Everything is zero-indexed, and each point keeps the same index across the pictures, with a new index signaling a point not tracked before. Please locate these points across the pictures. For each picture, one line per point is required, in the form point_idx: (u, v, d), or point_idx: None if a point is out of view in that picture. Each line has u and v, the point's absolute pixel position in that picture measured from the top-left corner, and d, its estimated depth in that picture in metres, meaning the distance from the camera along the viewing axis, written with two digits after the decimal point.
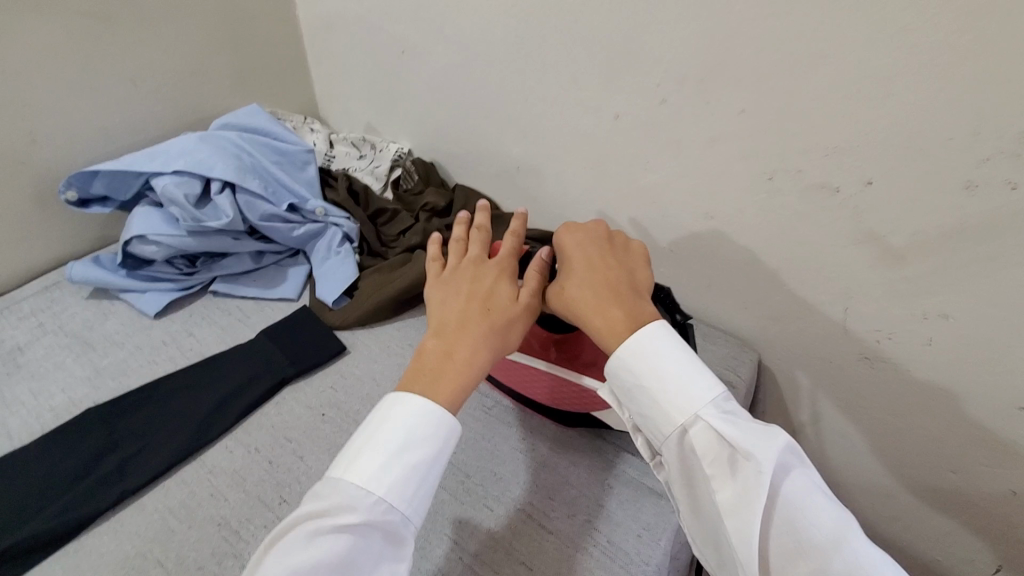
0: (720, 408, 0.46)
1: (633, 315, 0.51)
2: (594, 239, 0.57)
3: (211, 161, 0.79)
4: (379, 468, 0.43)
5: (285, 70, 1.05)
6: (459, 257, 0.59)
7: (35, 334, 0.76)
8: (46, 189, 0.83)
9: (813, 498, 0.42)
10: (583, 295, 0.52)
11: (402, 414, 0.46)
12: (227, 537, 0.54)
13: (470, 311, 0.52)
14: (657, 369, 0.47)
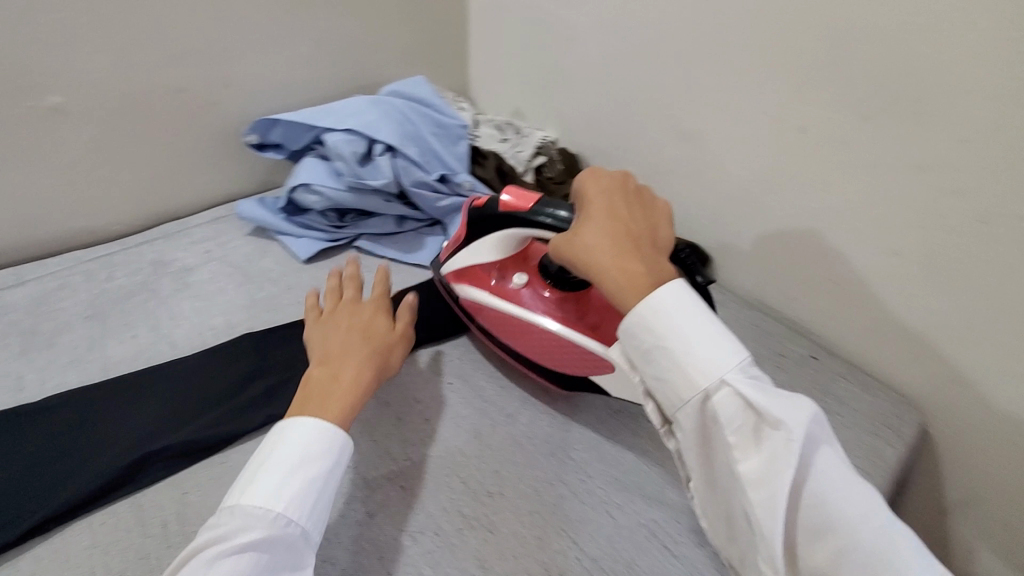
0: (743, 372, 0.45)
1: (652, 270, 0.50)
2: (615, 190, 0.56)
3: (378, 124, 0.82)
4: (276, 486, 0.45)
5: (447, 47, 1.08)
6: (335, 303, 0.63)
7: (204, 259, 0.84)
8: (231, 130, 0.90)
9: (841, 474, 0.42)
10: (602, 244, 0.52)
11: (295, 435, 0.48)
12: (354, 482, 0.55)
13: (351, 341, 0.57)
14: (681, 332, 0.46)
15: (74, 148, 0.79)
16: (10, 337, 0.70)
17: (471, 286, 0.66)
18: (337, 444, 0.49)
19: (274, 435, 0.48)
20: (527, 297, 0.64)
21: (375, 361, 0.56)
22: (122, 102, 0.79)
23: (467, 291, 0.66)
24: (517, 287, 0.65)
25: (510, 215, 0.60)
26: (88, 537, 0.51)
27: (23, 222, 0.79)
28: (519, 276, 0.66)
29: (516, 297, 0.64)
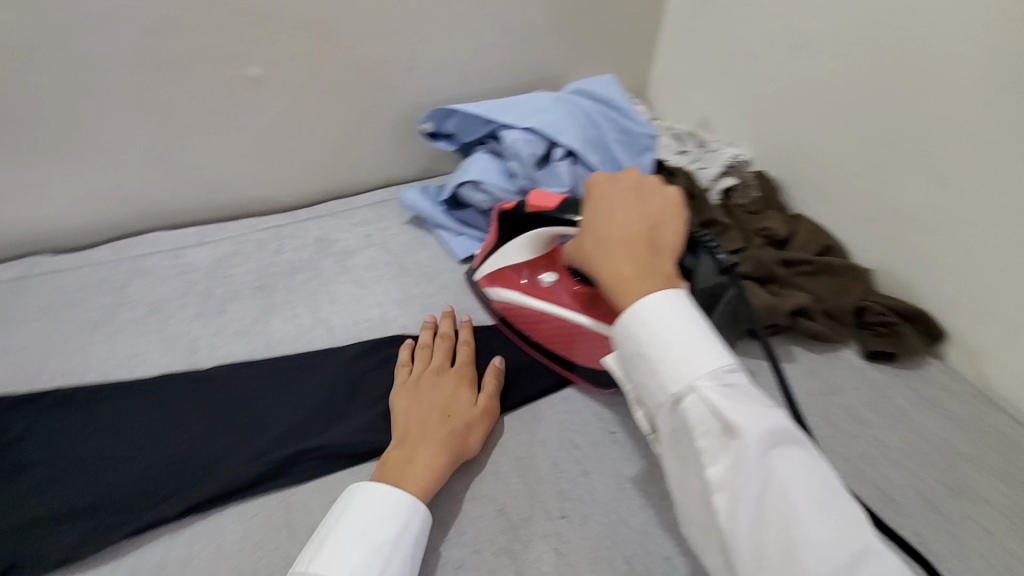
0: (717, 377, 0.41)
1: (644, 275, 0.47)
2: (618, 187, 0.54)
3: (562, 125, 0.75)
4: (353, 558, 0.43)
5: (634, 42, 0.98)
6: (423, 364, 0.59)
7: (364, 243, 0.83)
8: (405, 114, 0.88)
9: (806, 483, 0.38)
10: (598, 249, 0.50)
11: (367, 503, 0.46)
12: (505, 530, 0.50)
13: (428, 420, 0.53)
14: (666, 335, 0.43)
15: (265, 120, 0.80)
16: (189, 298, 0.73)
17: (502, 286, 0.66)
18: (413, 513, 0.47)
19: (344, 500, 0.47)
20: (557, 291, 0.64)
21: (452, 444, 0.52)
22: (315, 77, 0.79)
23: (499, 291, 0.66)
24: (547, 284, 0.64)
25: (538, 214, 0.62)
26: (240, 528, 0.50)
27: (211, 185, 0.82)
28: (549, 273, 0.65)
29: (547, 294, 0.64)
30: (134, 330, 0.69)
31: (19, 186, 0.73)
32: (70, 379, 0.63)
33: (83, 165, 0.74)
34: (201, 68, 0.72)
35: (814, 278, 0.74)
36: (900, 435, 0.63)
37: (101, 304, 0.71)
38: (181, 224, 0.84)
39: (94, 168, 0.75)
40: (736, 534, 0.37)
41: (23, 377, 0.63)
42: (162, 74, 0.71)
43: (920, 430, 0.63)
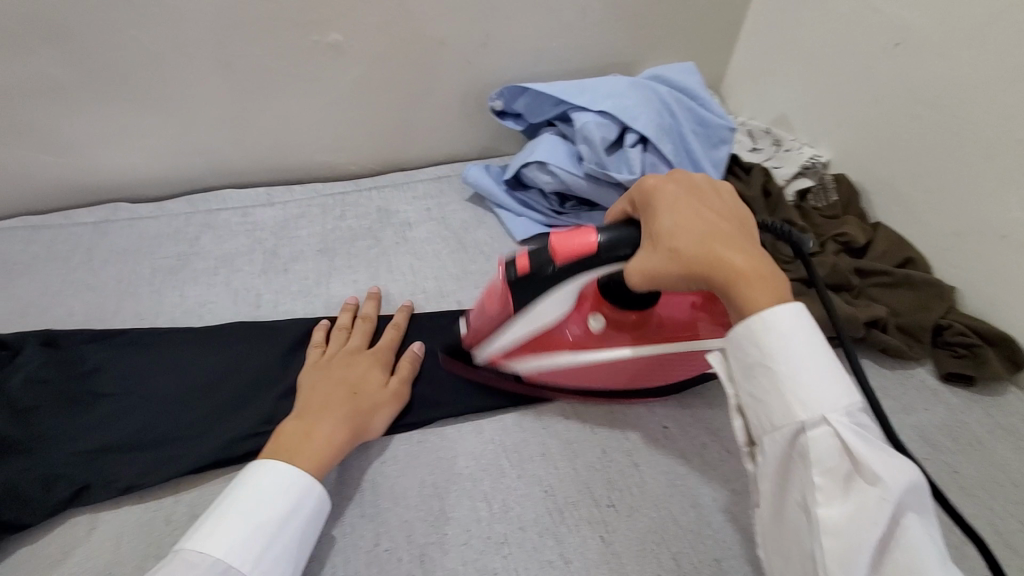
0: (850, 416, 0.40)
1: (768, 268, 0.45)
2: (681, 185, 0.49)
3: (636, 111, 0.73)
4: (241, 536, 0.41)
5: (715, 32, 0.94)
6: (339, 345, 0.58)
7: (423, 216, 0.83)
8: (476, 91, 0.87)
9: (924, 535, 0.37)
10: (712, 249, 0.44)
11: (265, 479, 0.44)
12: (551, 512, 0.49)
13: (335, 396, 0.51)
14: (800, 358, 0.41)
15: (339, 86, 0.80)
16: (255, 255, 0.75)
17: (540, 355, 0.54)
18: (308, 496, 0.45)
19: (240, 475, 0.45)
20: (609, 334, 0.54)
21: (354, 420, 0.50)
22: (391, 47, 0.79)
23: (536, 361, 0.54)
24: (597, 329, 0.54)
25: (578, 265, 0.47)
26: None
27: (282, 147, 0.84)
28: (594, 318, 0.54)
29: (597, 342, 0.54)
30: (203, 280, 0.71)
31: (106, 133, 0.76)
32: (143, 320, 0.66)
33: (166, 117, 0.76)
34: (283, 31, 0.73)
35: (890, 291, 0.70)
36: (972, 464, 0.59)
37: (174, 253, 0.74)
38: (251, 182, 0.87)
39: (175, 122, 0.77)
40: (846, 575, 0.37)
41: (99, 314, 0.67)
42: (247, 34, 0.72)
43: (996, 462, 0.59)
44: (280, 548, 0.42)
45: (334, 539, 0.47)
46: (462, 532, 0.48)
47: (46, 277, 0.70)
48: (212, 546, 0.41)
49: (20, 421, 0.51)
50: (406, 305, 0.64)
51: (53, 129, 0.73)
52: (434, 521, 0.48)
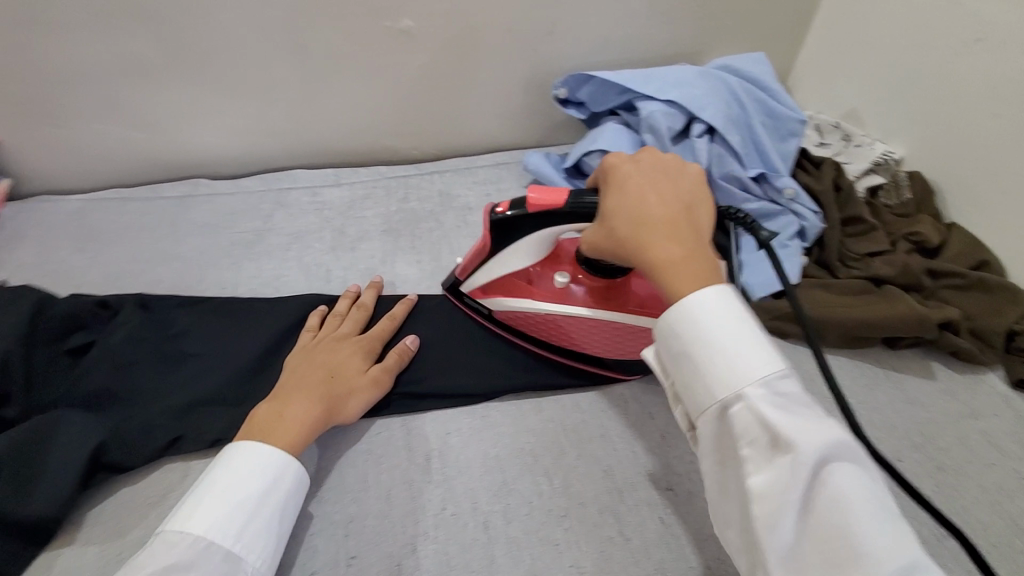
0: (768, 386, 0.39)
1: (686, 259, 0.44)
2: (642, 167, 0.50)
3: (705, 101, 0.73)
4: (225, 515, 0.43)
5: (786, 23, 0.92)
6: (332, 330, 0.59)
7: (483, 201, 0.85)
8: (539, 79, 0.88)
9: (860, 493, 0.36)
10: (636, 233, 0.46)
11: (243, 461, 0.45)
12: (610, 491, 0.50)
13: (313, 378, 0.52)
14: (715, 336, 0.41)
15: (409, 72, 0.83)
16: (325, 233, 0.79)
17: (508, 296, 0.59)
18: (286, 474, 0.46)
19: (216, 458, 0.46)
20: (573, 294, 0.57)
21: (326, 404, 0.50)
22: (460, 34, 0.80)
23: (504, 302, 0.59)
24: (561, 286, 0.58)
25: (546, 212, 0.52)
26: (366, 440, 0.54)
27: (350, 131, 0.87)
28: (563, 274, 0.58)
29: (559, 297, 0.57)
30: (277, 255, 0.75)
31: (191, 113, 0.80)
32: (224, 290, 0.71)
33: (245, 99, 0.80)
34: (360, 18, 0.76)
35: (963, 294, 0.68)
36: None
37: (250, 228, 0.79)
38: (320, 163, 0.90)
39: (254, 103, 0.81)
40: (779, 543, 0.36)
41: (185, 283, 0.71)
42: (325, 20, 0.75)
43: None
44: (263, 520, 0.44)
45: (404, 501, 0.49)
46: (523, 503, 0.50)
47: (136, 245, 0.75)
48: (193, 523, 0.42)
49: (120, 373, 0.55)
50: (410, 297, 0.63)
51: (145, 108, 0.78)
52: (497, 494, 0.50)
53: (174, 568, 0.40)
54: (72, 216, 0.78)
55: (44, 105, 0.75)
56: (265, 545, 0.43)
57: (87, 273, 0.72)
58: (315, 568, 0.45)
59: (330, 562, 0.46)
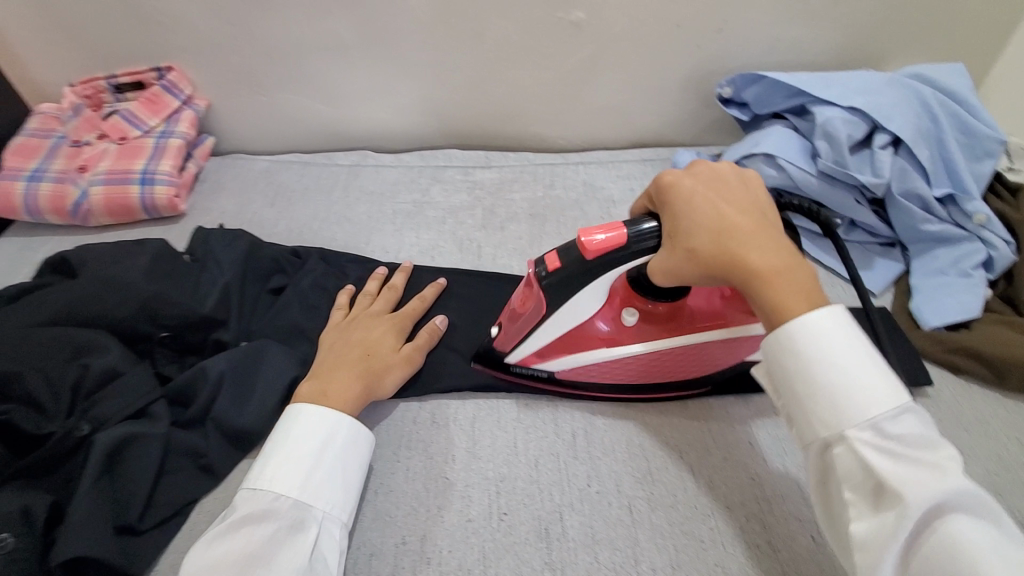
0: (880, 428, 0.38)
1: (788, 266, 0.42)
2: (703, 179, 0.48)
3: (891, 112, 0.70)
4: (291, 469, 0.46)
5: (987, 32, 0.83)
6: (364, 309, 0.61)
7: (627, 195, 0.85)
8: (698, 77, 0.86)
9: (977, 545, 0.34)
10: (726, 249, 0.43)
11: (299, 424, 0.48)
12: (759, 499, 0.50)
13: (348, 356, 0.54)
14: (826, 373, 0.40)
15: (570, 63, 0.84)
16: (476, 211, 0.83)
17: (573, 352, 0.55)
18: (339, 428, 0.49)
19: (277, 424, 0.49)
20: (640, 327, 0.55)
21: (367, 379, 0.53)
22: (626, 27, 0.81)
23: (571, 359, 0.55)
24: (630, 324, 0.55)
25: (603, 258, 0.48)
26: (515, 409, 0.57)
27: (505, 116, 0.91)
28: (628, 311, 0.55)
29: (626, 333, 0.55)
30: (433, 227, 0.81)
31: (368, 90, 0.88)
32: (386, 253, 0.77)
33: (417, 80, 0.86)
34: (534, 8, 0.78)
35: None
36: None
37: (410, 200, 0.85)
38: (472, 146, 0.95)
39: (424, 84, 0.87)
40: None
41: (354, 243, 0.79)
42: (500, 9, 0.79)
43: None
44: (327, 471, 0.47)
45: (552, 470, 0.52)
46: (668, 494, 0.50)
47: (314, 205, 0.84)
48: (260, 481, 0.46)
49: (307, 314, 0.62)
50: (438, 282, 0.65)
51: (330, 82, 0.87)
52: (642, 482, 0.51)
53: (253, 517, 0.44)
54: (263, 174, 0.89)
55: (252, 74, 0.86)
56: (332, 491, 0.46)
57: (274, 226, 0.82)
58: (471, 516, 0.49)
59: (484, 514, 0.49)
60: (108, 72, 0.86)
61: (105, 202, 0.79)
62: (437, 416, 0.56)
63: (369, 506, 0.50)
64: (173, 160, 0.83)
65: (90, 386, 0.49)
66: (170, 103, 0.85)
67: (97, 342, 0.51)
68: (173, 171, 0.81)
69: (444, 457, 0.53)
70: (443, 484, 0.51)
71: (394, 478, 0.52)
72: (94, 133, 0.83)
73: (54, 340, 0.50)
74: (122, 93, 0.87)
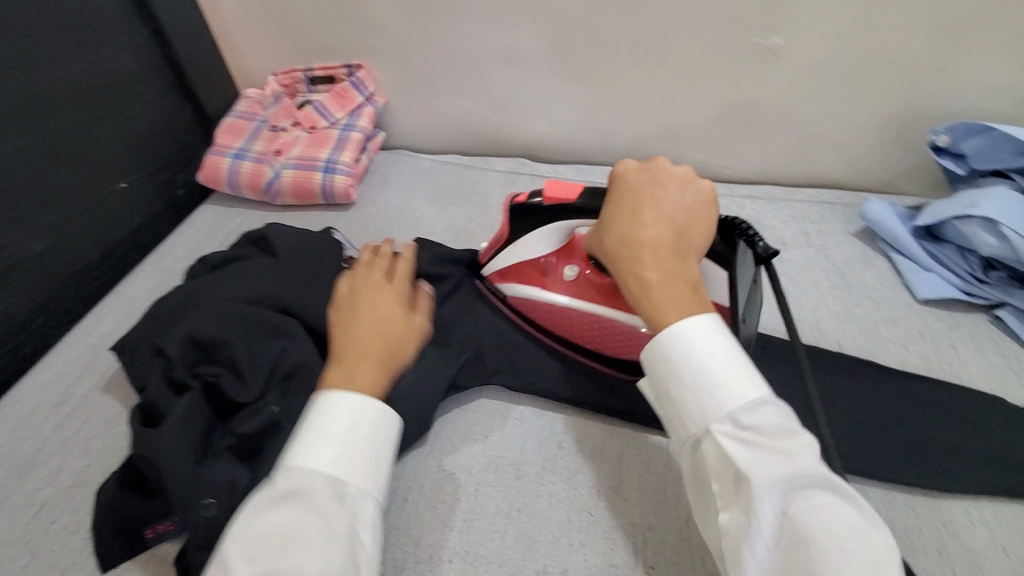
0: (735, 420, 0.38)
1: (666, 285, 0.43)
2: (643, 177, 0.48)
3: None
4: (324, 450, 0.43)
5: None
6: (361, 275, 0.56)
7: (799, 239, 0.78)
8: (902, 118, 0.76)
9: (832, 531, 0.33)
10: (615, 252, 0.46)
11: (327, 407, 0.45)
12: None
13: (366, 339, 0.49)
14: (694, 367, 0.40)
15: (754, 92, 0.79)
16: None
17: (519, 283, 0.60)
18: (370, 407, 0.46)
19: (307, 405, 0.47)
20: (578, 284, 0.57)
21: (388, 360, 0.49)
22: (829, 59, 0.74)
23: (514, 287, 0.60)
24: (569, 278, 0.57)
25: (554, 206, 0.53)
26: (666, 455, 0.53)
27: (671, 139, 0.87)
28: (571, 267, 0.57)
29: (567, 288, 0.57)
30: None
31: (535, 101, 0.88)
32: None
33: (586, 94, 0.85)
34: (725, 31, 0.74)
35: None
36: None
37: None
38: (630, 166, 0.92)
39: (593, 99, 0.85)
40: None
41: None
42: (693, 30, 0.75)
43: None
44: (362, 450, 0.44)
45: (704, 532, 0.48)
46: None
47: (471, 208, 0.86)
48: (294, 460, 0.43)
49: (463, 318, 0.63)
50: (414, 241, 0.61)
51: (503, 91, 0.88)
52: None
53: (289, 497, 0.41)
54: (425, 172, 0.93)
55: (430, 77, 0.90)
56: (368, 468, 0.44)
57: (432, 224, 0.85)
58: (616, 562, 0.47)
59: (630, 563, 0.46)
60: (305, 65, 0.94)
61: (293, 184, 0.87)
62: (584, 449, 0.54)
63: (513, 525, 0.49)
64: (353, 151, 0.88)
65: (284, 367, 0.53)
66: (355, 99, 0.91)
67: (291, 327, 0.55)
68: (351, 162, 0.87)
69: (589, 491, 0.51)
70: (588, 520, 0.49)
71: (537, 502, 0.51)
72: (290, 121, 0.92)
73: (257, 318, 0.55)
74: (314, 84, 0.95)
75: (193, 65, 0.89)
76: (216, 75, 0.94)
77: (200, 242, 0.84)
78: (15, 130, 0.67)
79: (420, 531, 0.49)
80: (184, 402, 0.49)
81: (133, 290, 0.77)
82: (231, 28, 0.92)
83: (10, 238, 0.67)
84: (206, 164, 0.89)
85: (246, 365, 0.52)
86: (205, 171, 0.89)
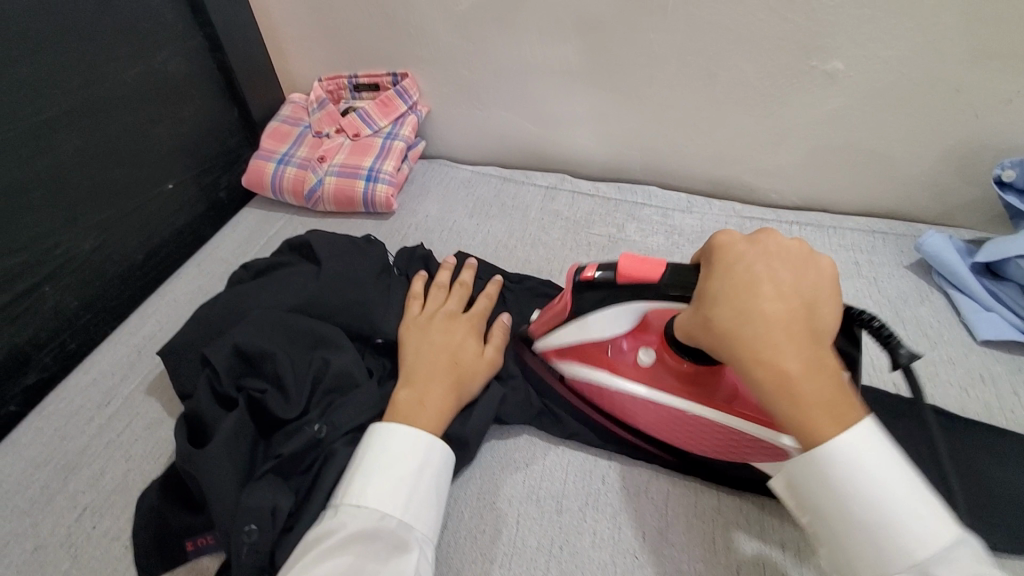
0: (923, 568, 0.34)
1: (811, 376, 0.37)
2: (756, 249, 0.42)
3: None
4: (389, 490, 0.44)
5: None
6: (437, 305, 0.60)
7: (850, 269, 0.76)
8: (963, 150, 0.74)
9: None
10: (743, 331, 0.39)
11: (391, 443, 0.47)
12: None
13: (437, 365, 0.52)
14: (867, 501, 0.36)
15: (807, 117, 0.77)
16: (675, 257, 0.79)
17: (583, 364, 0.55)
18: (432, 449, 0.47)
19: (365, 441, 0.48)
20: (654, 369, 0.52)
21: (458, 389, 0.52)
22: (891, 86, 0.71)
23: (579, 368, 0.55)
24: (644, 363, 0.53)
25: (631, 287, 0.48)
26: (715, 500, 0.51)
27: (718, 160, 0.85)
28: (647, 350, 0.53)
29: (640, 374, 0.52)
30: None
31: (580, 117, 0.87)
32: None
33: (633, 113, 0.84)
34: (783, 54, 0.72)
35: None
36: None
37: (605, 232, 0.83)
38: (672, 185, 0.91)
39: (639, 118, 0.84)
40: None
41: (546, 268, 0.79)
42: (746, 51, 0.73)
43: None
44: (424, 493, 0.45)
45: None
46: None
47: (511, 222, 0.86)
48: (360, 499, 0.44)
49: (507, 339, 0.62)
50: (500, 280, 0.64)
51: (548, 105, 0.87)
52: None
53: (357, 537, 0.42)
54: (465, 183, 0.93)
55: (475, 89, 0.89)
56: (430, 514, 0.45)
57: (471, 237, 0.84)
58: None
59: None
60: (351, 71, 0.94)
61: (335, 192, 0.87)
62: (628, 488, 0.53)
63: (554, 563, 0.48)
64: (395, 161, 0.88)
65: (329, 381, 0.52)
66: (399, 108, 0.91)
67: (335, 339, 0.55)
68: (394, 172, 0.87)
69: (634, 532, 0.50)
70: (633, 563, 0.48)
71: (580, 540, 0.49)
72: (334, 127, 0.92)
73: (301, 328, 0.55)
74: (359, 91, 0.96)
75: (241, 69, 0.90)
76: (263, 79, 0.95)
77: (241, 246, 0.85)
78: (72, 130, 0.68)
79: (460, 563, 0.48)
80: (232, 420, 0.48)
81: (175, 292, 0.78)
82: (280, 33, 0.92)
83: (63, 237, 0.68)
84: (250, 168, 0.90)
85: (291, 380, 0.51)
86: (249, 174, 0.90)
